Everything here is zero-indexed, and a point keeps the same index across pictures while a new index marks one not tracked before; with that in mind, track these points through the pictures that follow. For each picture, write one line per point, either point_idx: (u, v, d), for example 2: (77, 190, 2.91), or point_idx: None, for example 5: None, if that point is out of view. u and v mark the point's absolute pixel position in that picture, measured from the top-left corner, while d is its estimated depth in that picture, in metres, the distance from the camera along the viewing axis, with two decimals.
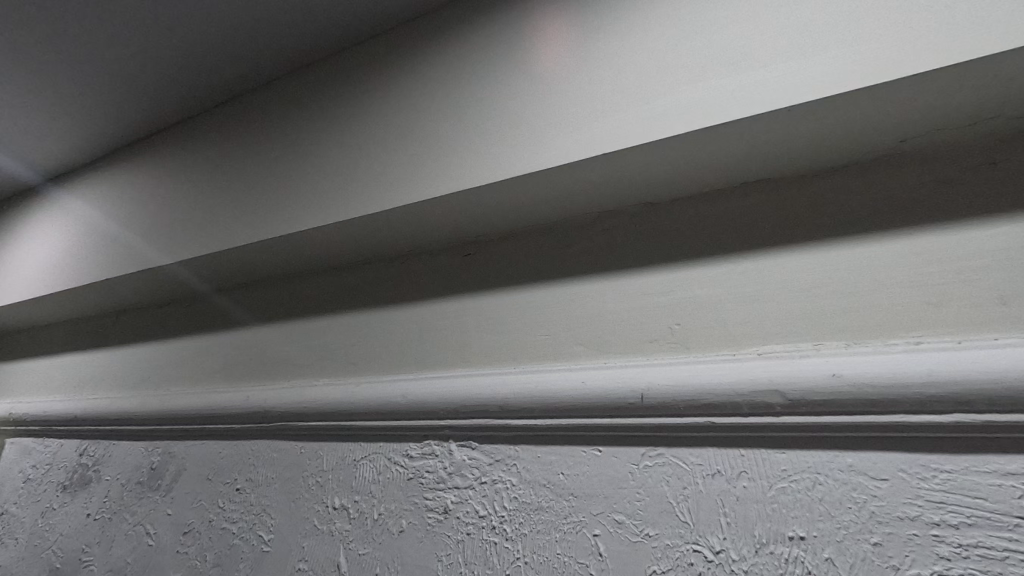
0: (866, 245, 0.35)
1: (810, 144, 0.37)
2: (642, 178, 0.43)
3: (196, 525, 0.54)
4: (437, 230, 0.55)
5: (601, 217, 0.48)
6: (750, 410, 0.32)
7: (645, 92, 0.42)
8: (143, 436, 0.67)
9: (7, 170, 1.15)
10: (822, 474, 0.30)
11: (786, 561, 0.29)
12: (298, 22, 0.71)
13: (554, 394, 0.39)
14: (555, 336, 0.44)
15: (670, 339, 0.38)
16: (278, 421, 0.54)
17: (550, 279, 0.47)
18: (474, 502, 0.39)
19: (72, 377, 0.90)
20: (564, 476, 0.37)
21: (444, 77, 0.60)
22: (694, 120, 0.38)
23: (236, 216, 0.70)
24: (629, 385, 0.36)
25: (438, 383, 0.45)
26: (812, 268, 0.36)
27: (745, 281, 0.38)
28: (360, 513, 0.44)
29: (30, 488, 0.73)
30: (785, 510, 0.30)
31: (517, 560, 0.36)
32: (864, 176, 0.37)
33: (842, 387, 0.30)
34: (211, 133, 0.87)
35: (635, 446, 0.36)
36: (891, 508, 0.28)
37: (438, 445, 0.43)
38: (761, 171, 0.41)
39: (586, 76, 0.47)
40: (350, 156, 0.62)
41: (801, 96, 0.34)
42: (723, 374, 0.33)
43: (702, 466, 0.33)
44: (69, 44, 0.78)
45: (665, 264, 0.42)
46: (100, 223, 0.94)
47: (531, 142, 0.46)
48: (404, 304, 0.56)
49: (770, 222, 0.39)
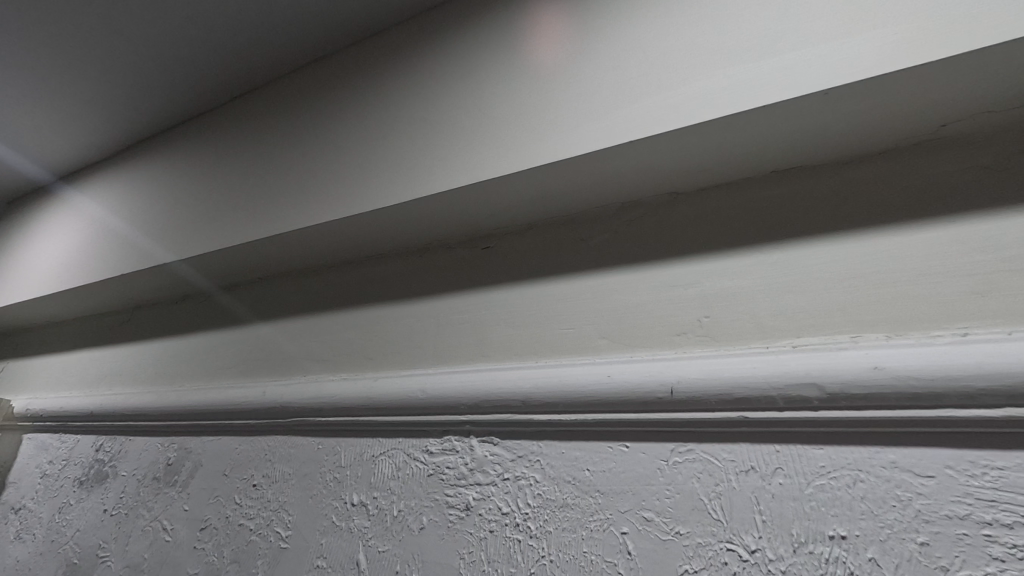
0: (905, 232, 0.33)
1: (845, 128, 0.36)
2: (666, 167, 0.42)
3: (212, 521, 0.53)
4: (455, 223, 0.54)
5: (625, 208, 0.47)
6: (786, 404, 0.31)
7: (670, 78, 0.41)
8: (159, 432, 0.66)
9: (19, 168, 1.16)
10: (863, 471, 0.29)
11: (826, 561, 0.28)
12: (310, 15, 0.70)
13: (578, 388, 0.38)
14: (578, 328, 0.43)
15: (697, 332, 0.37)
16: (294, 416, 0.53)
17: (571, 272, 0.46)
18: (497, 498, 0.39)
19: (86, 373, 0.91)
20: (590, 472, 0.36)
21: (459, 67, 0.58)
22: (723, 106, 0.36)
23: (249, 211, 0.69)
24: (657, 380, 0.35)
25: (457, 378, 0.44)
26: (848, 258, 0.35)
27: (776, 271, 0.37)
28: (379, 510, 0.43)
29: (47, 484, 0.73)
30: (824, 509, 0.29)
31: (541, 558, 0.35)
32: (902, 161, 0.36)
33: (885, 380, 0.28)
34: (223, 127, 0.86)
35: (664, 441, 0.35)
36: (938, 506, 0.27)
37: (459, 441, 0.42)
38: (792, 159, 0.39)
39: (606, 63, 0.46)
40: (366, 148, 0.62)
41: (838, 79, 0.33)
42: (757, 366, 0.32)
43: (735, 462, 0.32)
44: (81, 40, 0.77)
45: (692, 255, 0.41)
46: (114, 219, 0.94)
47: (551, 131, 0.45)
48: (421, 298, 0.55)
49: (802, 211, 0.38)
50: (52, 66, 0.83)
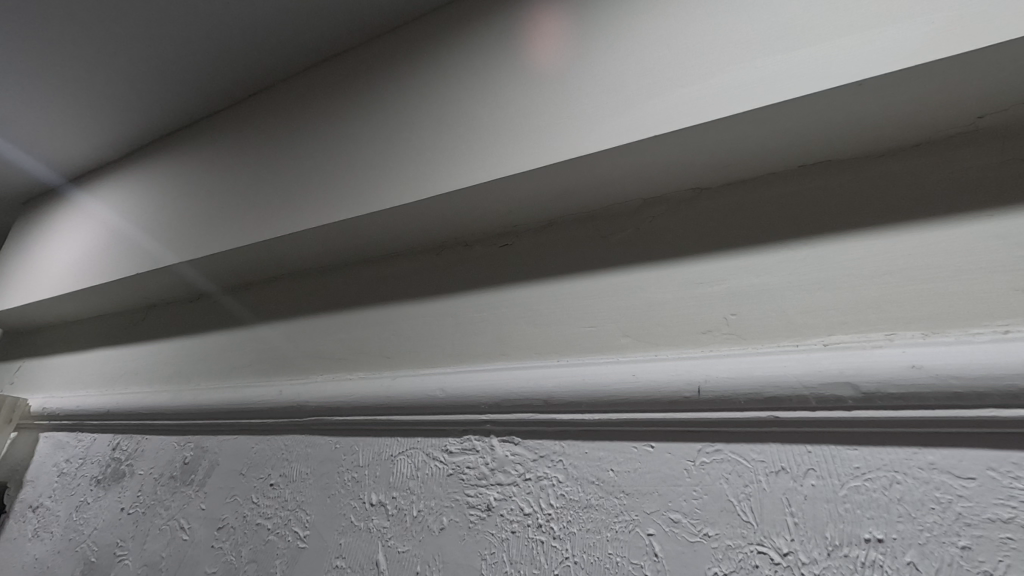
0: (940, 228, 0.33)
1: (877, 120, 0.35)
2: (690, 161, 0.41)
3: (229, 521, 0.53)
4: (472, 220, 0.54)
5: (646, 205, 0.46)
6: (819, 403, 0.30)
7: (695, 72, 0.40)
8: (175, 431, 0.66)
9: (32, 169, 1.16)
10: (900, 473, 0.28)
11: (862, 565, 0.27)
12: (324, 14, 0.69)
13: (602, 387, 0.37)
14: (600, 327, 0.42)
15: (724, 330, 0.37)
16: (311, 415, 0.53)
17: (591, 270, 0.46)
18: (518, 499, 0.38)
19: (101, 372, 0.91)
20: (614, 472, 0.36)
21: (476, 62, 0.58)
22: (751, 99, 0.36)
23: (264, 209, 0.69)
24: (684, 379, 0.34)
25: (477, 376, 0.44)
26: (882, 255, 0.34)
27: (805, 268, 0.36)
28: (398, 510, 0.43)
29: (64, 482, 0.74)
30: (859, 511, 0.28)
31: (566, 560, 0.34)
32: (937, 154, 0.35)
33: (924, 379, 0.28)
34: (235, 126, 0.86)
35: (691, 441, 0.34)
36: (980, 509, 0.26)
37: (479, 440, 0.42)
38: (821, 153, 0.38)
39: (630, 57, 0.45)
40: (381, 145, 0.61)
41: (870, 70, 0.32)
42: (788, 365, 0.32)
43: (765, 463, 0.31)
44: (96, 41, 0.78)
45: (718, 251, 0.40)
46: (128, 220, 0.95)
47: (572, 126, 0.45)
48: (439, 296, 0.54)
49: (831, 207, 0.37)
50: (67, 67, 0.83)
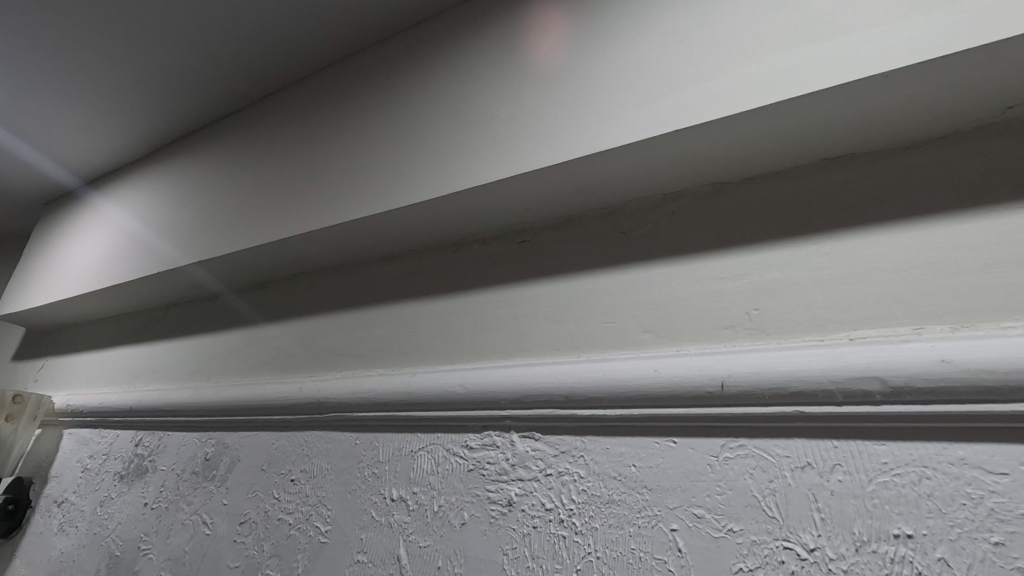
0: (969, 220, 0.32)
1: (903, 111, 0.34)
2: (711, 155, 0.41)
3: (252, 515, 0.54)
4: (490, 217, 0.54)
5: (667, 200, 0.46)
6: (845, 398, 0.30)
7: (714, 65, 0.40)
8: (196, 427, 0.67)
9: (50, 172, 1.18)
10: (930, 468, 0.28)
11: (891, 561, 0.27)
12: (341, 15, 0.70)
13: (624, 383, 0.37)
14: (622, 323, 0.42)
15: (746, 326, 0.37)
16: (331, 412, 0.54)
17: (611, 266, 0.45)
18: (540, 494, 0.38)
19: (123, 370, 0.92)
20: (636, 468, 0.36)
21: (491, 58, 0.57)
22: (777, 92, 0.35)
23: (281, 208, 0.70)
24: (708, 374, 0.34)
25: (498, 372, 0.44)
26: (908, 249, 0.33)
27: (829, 263, 0.36)
28: (419, 505, 0.43)
29: (89, 478, 0.75)
30: (887, 507, 0.28)
31: (588, 555, 0.34)
32: (965, 146, 0.34)
33: (953, 373, 0.27)
34: (251, 125, 0.87)
35: (714, 436, 0.34)
36: (1013, 504, 0.25)
37: (500, 436, 0.42)
38: (845, 145, 0.38)
39: (649, 52, 0.45)
40: (397, 143, 0.61)
41: (899, 60, 0.32)
42: (815, 361, 0.31)
43: (790, 458, 0.31)
44: (115, 44, 0.78)
45: (740, 246, 0.40)
46: (146, 220, 0.96)
47: (591, 121, 0.44)
48: (459, 293, 0.55)
49: (855, 201, 0.37)
50: (87, 69, 0.84)
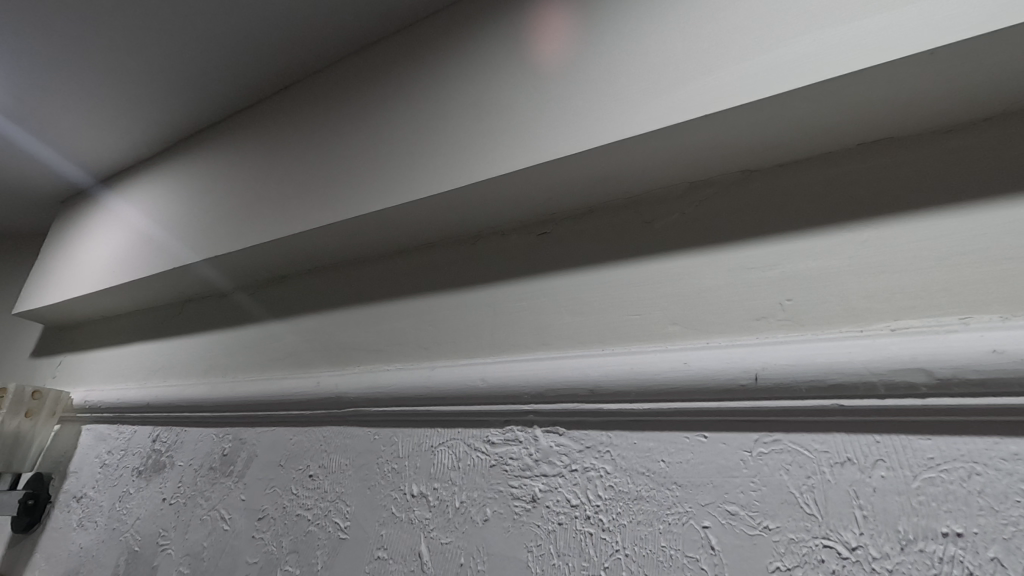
0: (1016, 205, 0.31)
1: (945, 91, 0.33)
2: (738, 140, 0.40)
3: (270, 512, 0.53)
4: (508, 209, 0.53)
5: (692, 188, 0.45)
6: (887, 391, 0.29)
7: (743, 47, 0.38)
8: (213, 423, 0.67)
9: (65, 170, 1.18)
10: (980, 464, 0.26)
11: (940, 560, 0.26)
12: (354, 6, 0.69)
13: (651, 375, 0.36)
14: (646, 316, 0.41)
15: (779, 317, 0.36)
16: (349, 407, 0.53)
17: (635, 257, 0.44)
18: (565, 490, 0.37)
19: (139, 366, 0.93)
20: (666, 464, 0.35)
21: (507, 46, 0.56)
22: (813, 73, 0.34)
23: (295, 203, 0.69)
24: (740, 366, 0.33)
25: (519, 366, 0.43)
26: (951, 235, 0.32)
27: (866, 251, 0.34)
28: (440, 501, 0.43)
29: (107, 473, 0.75)
30: (935, 504, 0.27)
31: (616, 552, 0.34)
32: (1010, 128, 0.33)
33: (1005, 363, 0.26)
34: (264, 120, 0.86)
35: (747, 431, 0.33)
36: None
37: (522, 431, 0.41)
38: (881, 129, 0.37)
39: (673, 36, 0.43)
40: (413, 134, 0.60)
41: (944, 35, 0.30)
42: (854, 352, 0.30)
43: (828, 454, 0.30)
44: (128, 40, 0.78)
45: (771, 236, 0.38)
46: (160, 216, 0.96)
47: (614, 107, 0.43)
48: (477, 286, 0.54)
49: (893, 186, 0.35)
50: (100, 66, 0.84)
